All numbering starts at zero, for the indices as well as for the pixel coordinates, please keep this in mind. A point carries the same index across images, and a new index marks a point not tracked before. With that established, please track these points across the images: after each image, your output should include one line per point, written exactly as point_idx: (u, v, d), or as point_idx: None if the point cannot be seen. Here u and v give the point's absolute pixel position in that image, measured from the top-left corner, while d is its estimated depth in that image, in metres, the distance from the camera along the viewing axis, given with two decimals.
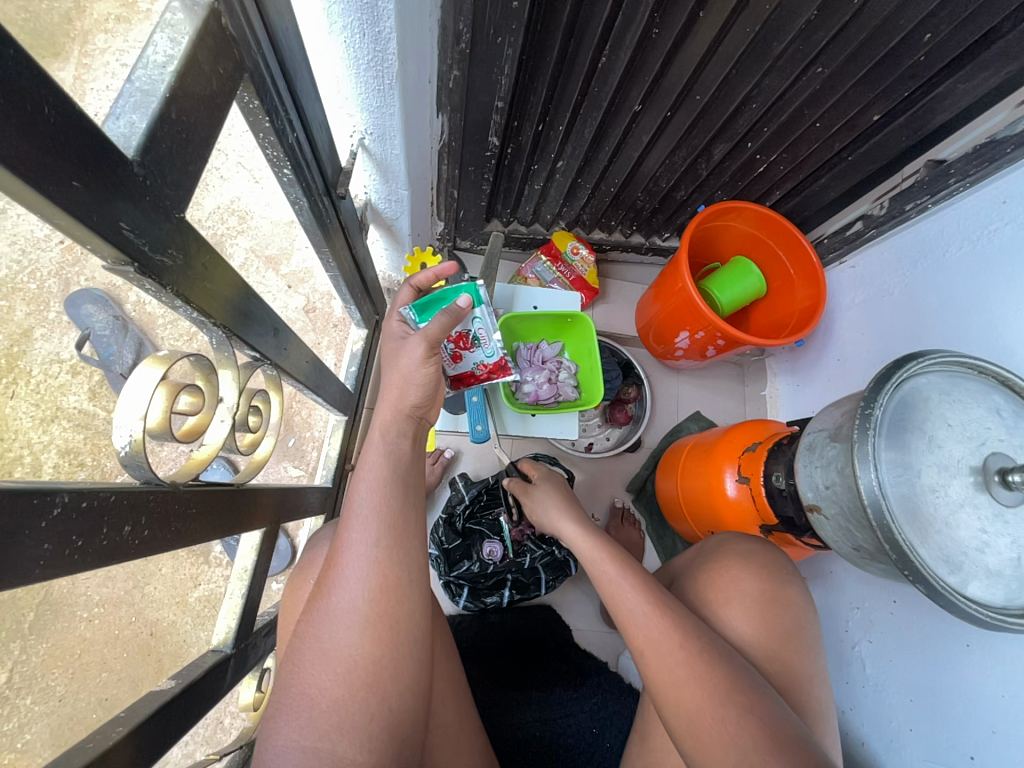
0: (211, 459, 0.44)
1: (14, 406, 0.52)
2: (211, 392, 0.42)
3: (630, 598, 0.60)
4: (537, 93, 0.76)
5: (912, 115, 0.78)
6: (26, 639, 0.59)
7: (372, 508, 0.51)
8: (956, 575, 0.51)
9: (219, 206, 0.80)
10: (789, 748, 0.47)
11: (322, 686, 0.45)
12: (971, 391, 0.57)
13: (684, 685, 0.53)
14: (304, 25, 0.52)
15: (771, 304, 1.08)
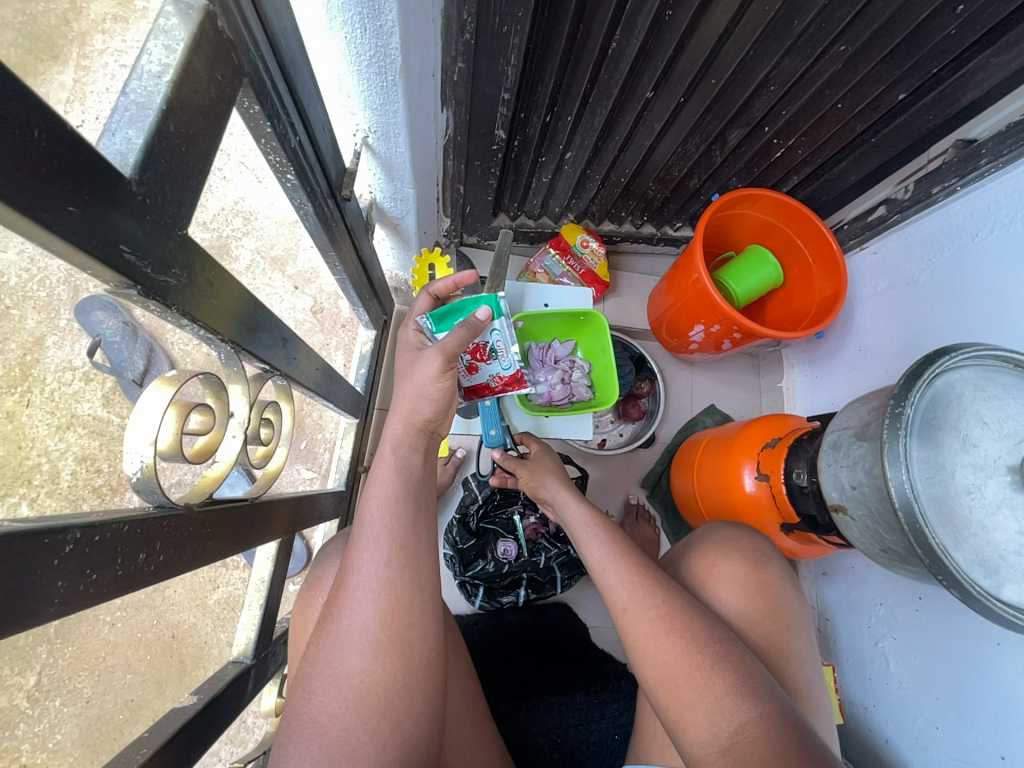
0: (225, 476, 0.43)
1: (30, 415, 0.53)
2: (221, 410, 0.41)
3: (616, 575, 0.58)
4: (545, 83, 0.73)
5: (940, 93, 0.74)
6: (53, 644, 0.58)
7: (383, 527, 0.50)
8: (992, 579, 0.49)
9: (222, 208, 0.81)
10: (756, 702, 0.47)
11: (334, 715, 0.45)
12: (1009, 385, 0.54)
13: (673, 662, 0.51)
14: (305, 24, 0.51)
15: (789, 294, 1.05)
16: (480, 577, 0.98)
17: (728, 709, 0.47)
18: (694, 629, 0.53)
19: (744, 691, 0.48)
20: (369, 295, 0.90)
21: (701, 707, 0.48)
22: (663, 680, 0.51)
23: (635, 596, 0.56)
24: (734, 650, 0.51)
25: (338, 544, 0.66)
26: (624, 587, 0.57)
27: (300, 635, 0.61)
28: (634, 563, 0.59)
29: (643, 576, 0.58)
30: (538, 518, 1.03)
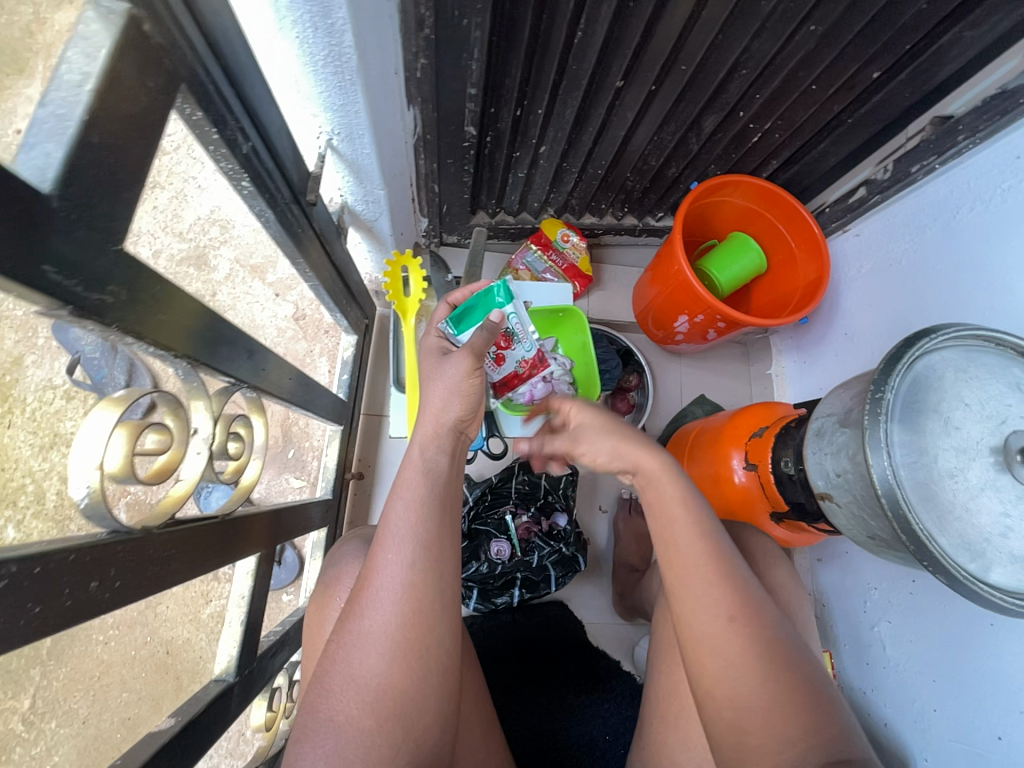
0: (190, 495, 0.42)
1: (9, 435, 0.33)
2: (180, 428, 0.40)
3: (709, 582, 0.51)
4: (512, 77, 0.71)
5: (915, 70, 0.73)
6: (43, 712, 0.41)
7: (411, 531, 0.50)
8: (978, 562, 0.49)
9: (199, 219, 0.59)
10: (807, 677, 0.47)
11: (351, 714, 0.44)
12: (988, 365, 0.53)
13: (752, 691, 0.46)
14: (247, 21, 0.48)
15: (773, 280, 1.03)
16: (473, 578, 0.95)
17: (803, 754, 0.42)
18: (779, 655, 0.48)
19: (827, 734, 0.43)
20: (347, 300, 0.88)
21: (773, 743, 0.43)
22: (731, 707, 0.46)
23: (735, 612, 0.49)
24: (815, 684, 0.47)
25: (352, 546, 0.69)
26: (724, 597, 0.50)
27: (314, 637, 0.64)
28: (728, 574, 0.51)
29: (737, 587, 0.51)
30: (531, 517, 1.00)
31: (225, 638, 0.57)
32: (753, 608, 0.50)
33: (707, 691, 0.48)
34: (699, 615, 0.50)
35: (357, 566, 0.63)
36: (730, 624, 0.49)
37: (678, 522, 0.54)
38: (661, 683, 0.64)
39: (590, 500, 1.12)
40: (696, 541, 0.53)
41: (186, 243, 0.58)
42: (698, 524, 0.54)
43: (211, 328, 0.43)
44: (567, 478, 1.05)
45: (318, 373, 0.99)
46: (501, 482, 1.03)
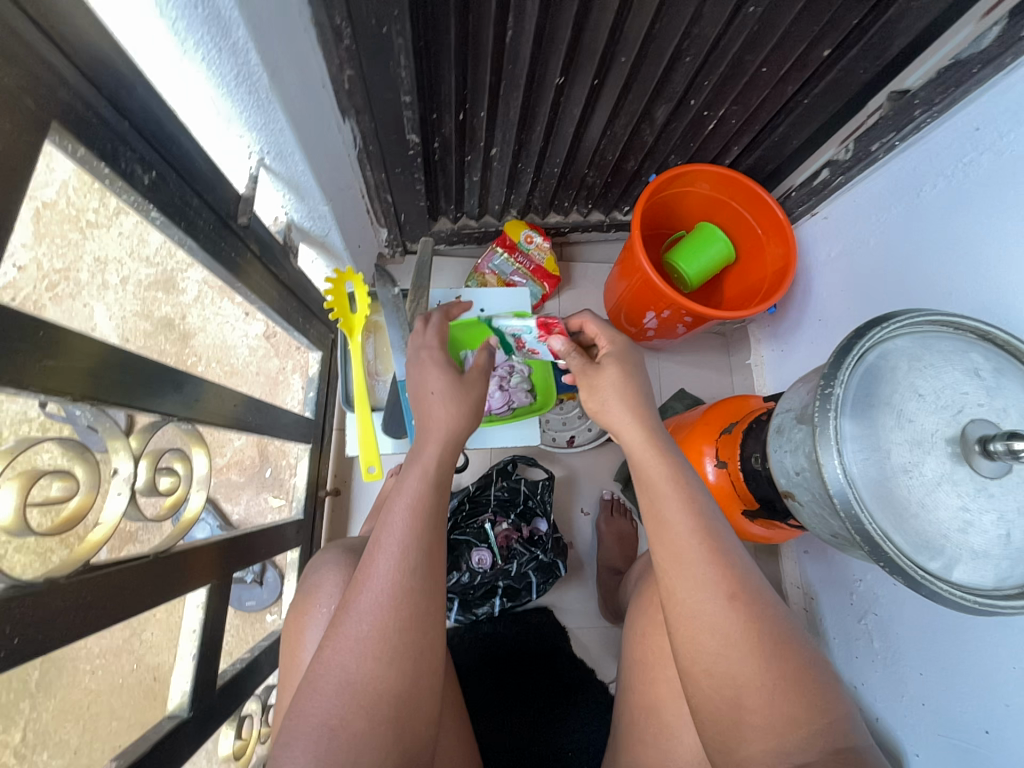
0: (108, 539, 0.42)
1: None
2: (88, 472, 0.41)
3: (708, 563, 0.48)
4: (447, 81, 0.70)
5: (865, 45, 0.70)
6: (36, 698, 0.46)
7: (416, 541, 0.48)
8: (938, 559, 0.47)
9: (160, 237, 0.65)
10: (803, 666, 0.45)
11: (345, 719, 0.42)
12: (946, 352, 0.51)
13: (753, 675, 0.45)
14: (140, 51, 0.45)
15: (743, 269, 1.01)
16: (455, 589, 0.94)
17: (807, 734, 0.43)
18: (783, 640, 0.46)
19: (823, 713, 0.44)
20: (306, 316, 0.88)
21: (774, 723, 0.43)
22: (731, 688, 0.45)
23: (734, 592, 0.47)
24: (811, 660, 0.46)
25: (334, 552, 0.62)
26: (723, 578, 0.47)
27: (291, 647, 0.57)
28: (722, 553, 0.49)
29: (734, 566, 0.48)
30: (511, 524, 0.97)
31: (178, 671, 0.60)
32: (753, 589, 0.48)
33: (701, 670, 0.46)
34: (699, 600, 0.47)
35: (331, 578, 0.57)
36: (730, 606, 0.46)
37: (668, 500, 0.51)
38: (630, 696, 0.62)
39: (570, 503, 1.10)
40: (690, 520, 0.50)
41: (154, 266, 0.63)
42: (689, 500, 0.51)
43: (133, 368, 0.43)
44: (544, 483, 1.01)
45: (290, 390, 0.99)
46: (479, 490, 1.01)
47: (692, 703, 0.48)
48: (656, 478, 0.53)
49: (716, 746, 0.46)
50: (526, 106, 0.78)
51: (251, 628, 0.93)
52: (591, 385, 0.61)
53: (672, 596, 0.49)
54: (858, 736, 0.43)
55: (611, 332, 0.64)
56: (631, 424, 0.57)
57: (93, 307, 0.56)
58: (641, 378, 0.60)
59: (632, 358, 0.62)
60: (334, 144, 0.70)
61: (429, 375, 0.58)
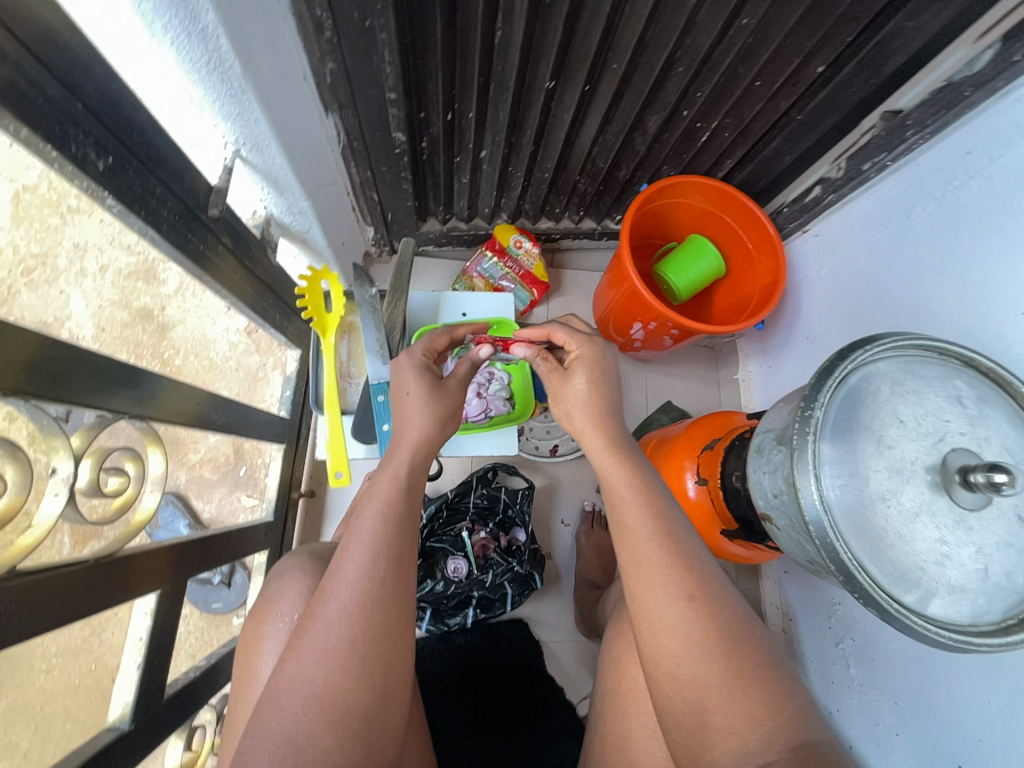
0: (40, 541, 0.41)
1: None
2: (19, 473, 0.39)
3: (665, 564, 0.49)
4: (435, 79, 0.68)
5: (860, 63, 0.69)
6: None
7: (382, 546, 0.46)
8: (913, 592, 0.45)
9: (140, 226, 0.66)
10: (765, 669, 0.44)
11: (312, 735, 0.39)
12: (930, 378, 0.50)
13: (712, 673, 0.44)
14: None
15: (733, 283, 1.00)
16: (428, 598, 0.90)
17: (768, 734, 0.40)
18: (741, 642, 0.45)
19: (785, 711, 0.41)
20: (283, 313, 0.85)
21: (735, 724, 0.41)
22: (692, 688, 0.44)
23: (692, 592, 0.47)
24: (774, 659, 0.45)
25: (300, 557, 0.59)
26: (680, 578, 0.48)
27: (246, 654, 0.54)
28: (682, 552, 0.49)
29: (692, 566, 0.49)
30: (488, 533, 0.96)
31: (121, 683, 0.57)
32: (712, 588, 0.48)
33: (666, 671, 0.46)
34: (658, 601, 0.47)
35: (292, 587, 0.54)
36: (688, 605, 0.46)
37: (631, 504, 0.52)
38: (600, 726, 0.58)
39: (550, 513, 1.08)
40: (650, 522, 0.51)
41: (135, 256, 0.63)
42: (649, 502, 0.52)
43: (86, 364, 0.44)
44: (523, 492, 1.00)
45: (269, 388, 0.97)
46: (458, 497, 0.97)
47: (661, 709, 0.46)
48: (615, 483, 0.54)
49: (685, 754, 0.43)
50: (516, 109, 0.77)
51: (216, 630, 0.89)
52: (564, 394, 0.61)
53: (634, 598, 0.49)
54: (824, 734, 0.40)
55: (582, 338, 0.62)
56: (593, 432, 0.58)
57: (69, 294, 0.55)
58: (607, 383, 0.60)
59: (602, 360, 0.61)
60: (316, 138, 0.69)
61: (402, 380, 0.56)
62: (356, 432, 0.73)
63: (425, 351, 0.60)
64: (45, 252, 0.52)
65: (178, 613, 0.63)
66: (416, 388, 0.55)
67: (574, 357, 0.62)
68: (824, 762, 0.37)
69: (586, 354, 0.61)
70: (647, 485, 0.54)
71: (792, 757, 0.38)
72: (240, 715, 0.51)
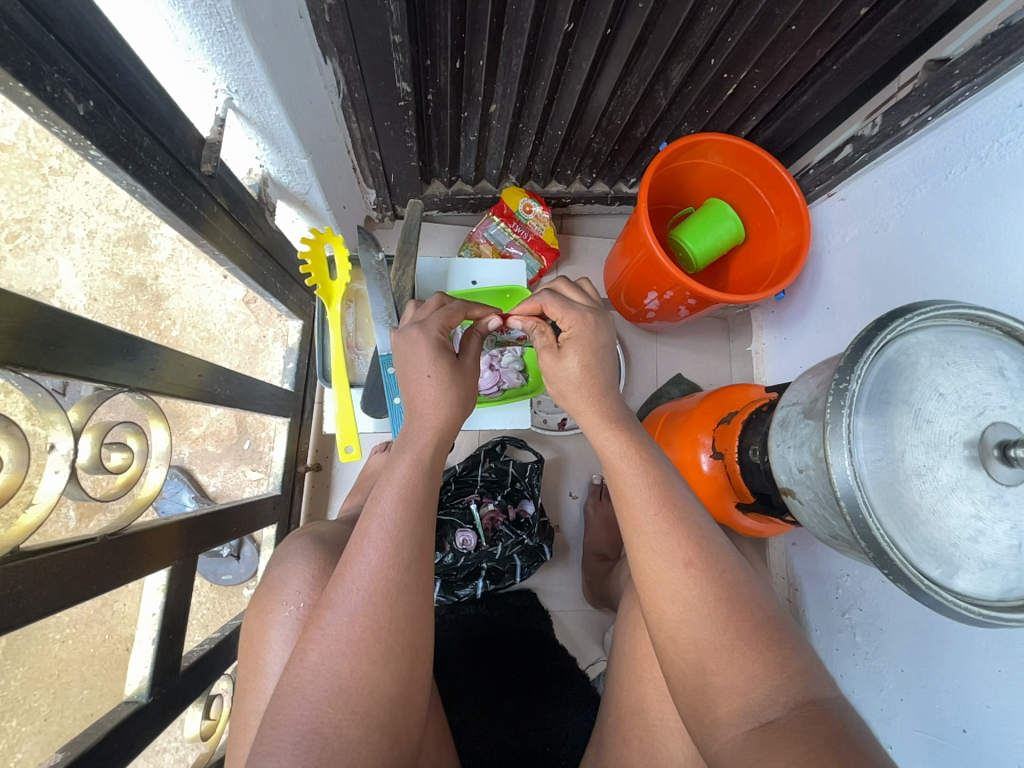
0: (42, 521, 0.39)
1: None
2: (16, 450, 0.37)
3: (664, 531, 0.46)
4: (443, 20, 0.63)
5: (907, 4, 0.63)
6: None
7: (404, 533, 0.44)
8: (942, 567, 0.44)
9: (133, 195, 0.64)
10: (771, 630, 0.42)
11: (339, 726, 0.38)
12: (971, 349, 0.47)
13: (712, 637, 0.42)
14: None
15: (751, 251, 0.96)
16: (437, 570, 0.89)
17: (771, 693, 0.39)
18: (744, 604, 0.43)
19: (788, 670, 0.39)
20: (284, 282, 0.81)
21: (737, 684, 0.40)
22: (694, 653, 0.42)
23: (691, 559, 0.45)
24: (777, 619, 0.43)
25: (301, 541, 0.57)
26: (679, 544, 0.45)
27: (251, 643, 0.52)
28: (682, 518, 0.47)
29: (693, 532, 0.46)
30: (497, 505, 0.95)
31: (138, 658, 0.58)
32: (712, 552, 0.45)
33: (667, 637, 0.43)
34: (657, 569, 0.45)
35: (302, 569, 0.53)
36: (688, 572, 0.44)
37: (628, 472, 0.49)
38: (614, 696, 0.58)
39: (559, 486, 1.07)
40: (648, 489, 0.48)
41: (125, 222, 0.64)
42: (648, 469, 0.49)
43: (80, 334, 0.41)
44: (533, 465, 0.99)
45: (270, 359, 0.94)
46: (466, 470, 0.97)
47: (664, 673, 0.44)
48: (612, 454, 0.51)
49: (689, 716, 0.42)
50: (530, 57, 0.71)
51: (228, 602, 0.91)
52: (557, 375, 0.55)
53: (633, 566, 0.47)
54: (830, 692, 0.39)
55: (575, 313, 0.55)
56: (589, 407, 0.54)
57: (58, 261, 0.57)
58: (602, 357, 0.55)
59: (596, 340, 0.55)
60: (314, 87, 0.63)
61: (411, 353, 0.53)
62: (365, 406, 0.70)
63: (441, 329, 0.54)
64: (28, 217, 0.54)
65: (190, 587, 0.63)
66: (438, 370, 0.51)
67: (566, 335, 0.55)
68: (827, 721, 0.36)
69: (579, 332, 0.55)
70: (645, 453, 0.50)
71: (795, 718, 0.37)
72: (250, 705, 0.50)
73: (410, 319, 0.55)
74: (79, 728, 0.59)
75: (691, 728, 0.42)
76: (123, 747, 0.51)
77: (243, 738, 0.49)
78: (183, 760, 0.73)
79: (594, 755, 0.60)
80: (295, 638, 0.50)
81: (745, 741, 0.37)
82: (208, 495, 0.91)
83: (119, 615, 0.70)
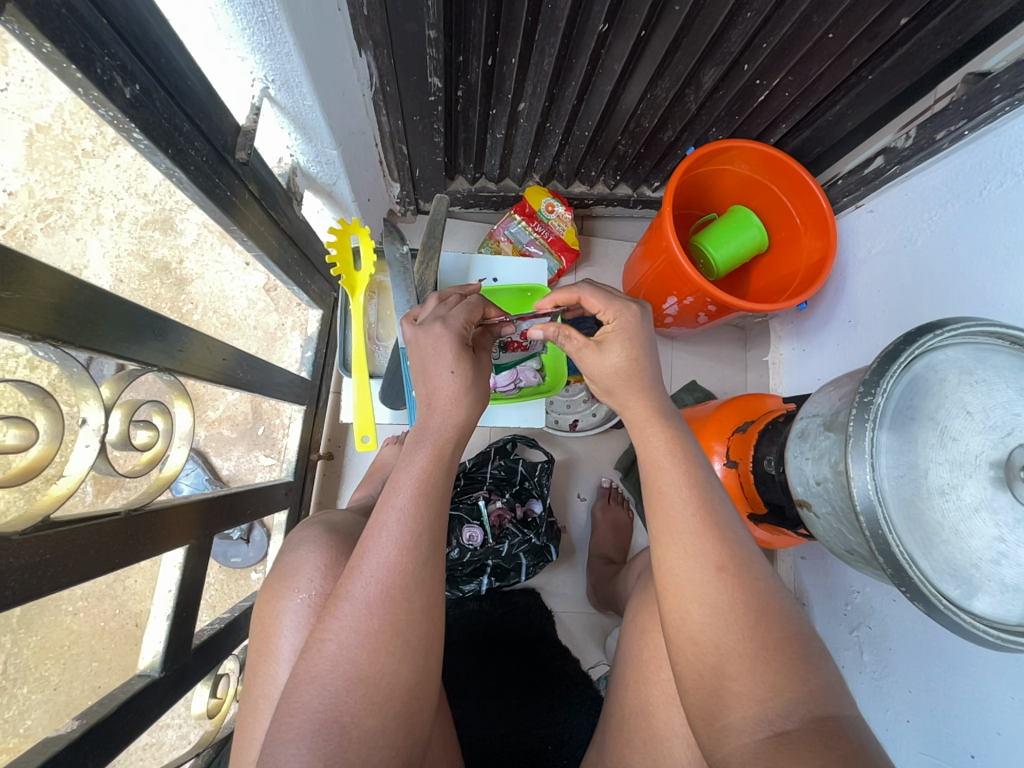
0: (71, 493, 0.40)
1: None
2: (50, 422, 0.38)
3: (697, 532, 0.46)
4: (478, 16, 0.63)
5: (949, 15, 0.62)
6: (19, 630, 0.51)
7: (425, 526, 0.45)
8: (961, 588, 0.43)
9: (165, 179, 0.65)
10: (797, 646, 0.41)
11: (357, 715, 0.39)
12: (1002, 368, 0.45)
13: (735, 643, 0.42)
14: None
15: (774, 260, 0.95)
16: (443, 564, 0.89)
17: (789, 704, 0.38)
18: (772, 614, 0.43)
19: (808, 684, 0.39)
20: (307, 271, 0.81)
21: (755, 692, 0.39)
22: (712, 656, 0.42)
23: (723, 563, 0.44)
24: (801, 632, 0.42)
25: (313, 530, 0.58)
26: (712, 548, 0.45)
27: (262, 628, 0.53)
28: (717, 522, 0.46)
29: (726, 536, 0.46)
30: (505, 503, 0.95)
31: (152, 634, 0.59)
32: (744, 560, 0.45)
33: (687, 638, 0.44)
34: (686, 569, 0.45)
35: (314, 559, 0.54)
36: (718, 576, 0.44)
37: (667, 470, 0.49)
38: (618, 697, 0.59)
39: (567, 486, 1.07)
40: (686, 489, 0.48)
41: (152, 206, 0.66)
42: (686, 470, 0.49)
43: (110, 315, 0.42)
44: (542, 465, 0.99)
45: (287, 348, 0.96)
46: (476, 467, 0.98)
47: (677, 673, 0.45)
48: (653, 452, 0.51)
49: (699, 719, 0.42)
50: (563, 55, 0.71)
51: (236, 585, 0.92)
52: (601, 370, 0.55)
53: (660, 565, 0.47)
54: (847, 709, 0.38)
55: (618, 305, 0.55)
56: (631, 401, 0.54)
57: (86, 241, 0.57)
58: (647, 354, 0.55)
59: (641, 331, 0.55)
60: (349, 79, 0.64)
61: (432, 351, 0.52)
62: (384, 398, 0.71)
63: (463, 324, 0.53)
64: (60, 197, 0.54)
65: (205, 567, 0.64)
66: (460, 365, 0.51)
67: (610, 327, 0.55)
68: (844, 739, 0.36)
69: (623, 327, 0.54)
70: (688, 455, 0.50)
71: (813, 731, 0.36)
72: (259, 689, 0.51)
73: (433, 315, 0.54)
74: (89, 700, 0.59)
75: (700, 731, 0.42)
76: (134, 720, 0.52)
77: (253, 720, 0.50)
78: (186, 737, 0.74)
79: (595, 756, 0.60)
80: (306, 627, 0.50)
81: (757, 748, 0.37)
82: (221, 478, 0.91)
83: (130, 590, 0.72)
